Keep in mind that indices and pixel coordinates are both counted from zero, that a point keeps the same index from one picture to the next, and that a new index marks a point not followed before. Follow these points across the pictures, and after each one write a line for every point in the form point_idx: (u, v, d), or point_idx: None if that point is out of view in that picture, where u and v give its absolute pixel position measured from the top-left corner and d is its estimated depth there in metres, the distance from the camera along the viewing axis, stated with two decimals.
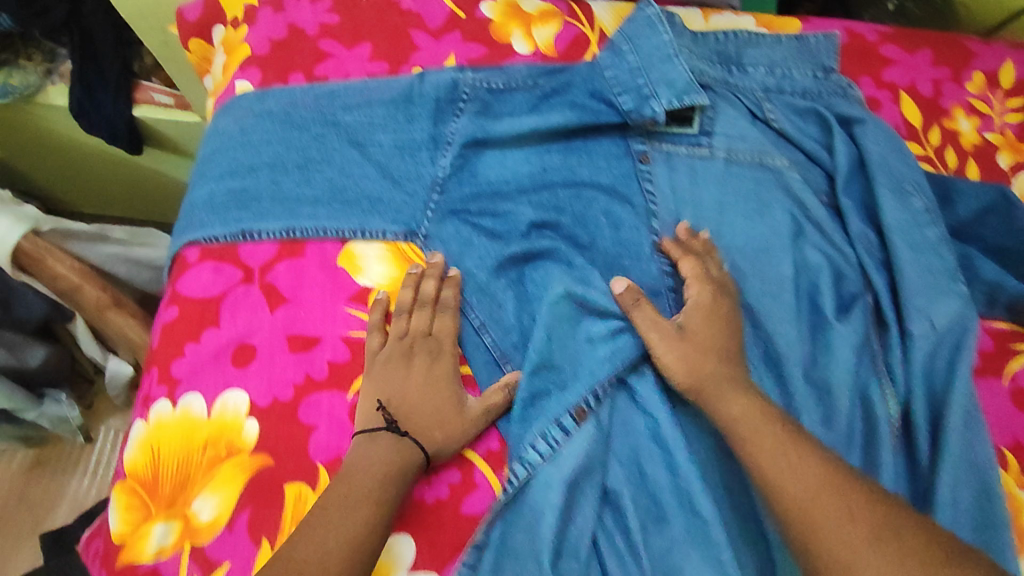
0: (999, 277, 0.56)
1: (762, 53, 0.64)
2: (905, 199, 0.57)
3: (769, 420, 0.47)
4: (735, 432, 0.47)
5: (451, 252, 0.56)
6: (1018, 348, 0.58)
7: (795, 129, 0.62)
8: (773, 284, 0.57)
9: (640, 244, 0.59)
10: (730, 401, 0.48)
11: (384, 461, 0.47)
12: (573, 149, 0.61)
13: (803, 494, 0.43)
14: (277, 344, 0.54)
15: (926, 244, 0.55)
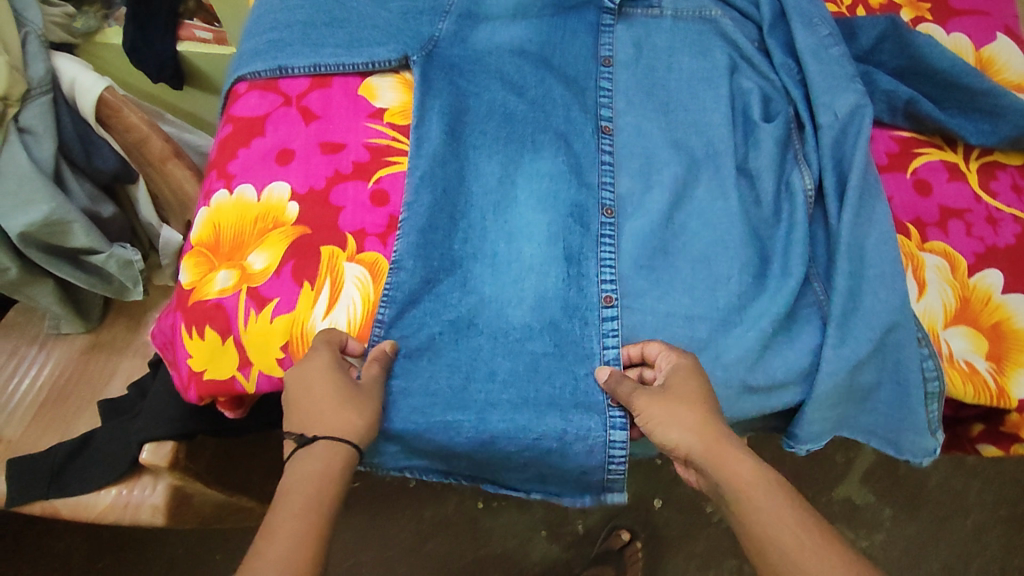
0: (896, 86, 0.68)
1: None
2: (814, 29, 0.71)
3: (702, 425, 0.51)
4: (673, 442, 0.52)
5: (419, 100, 0.69)
6: (919, 150, 0.70)
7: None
8: (711, 106, 0.70)
9: (586, 86, 0.72)
10: (675, 436, 0.52)
11: (326, 473, 0.49)
12: (558, 16, 0.75)
13: (741, 493, 0.49)
14: (311, 148, 0.68)
15: (830, 58, 0.69)
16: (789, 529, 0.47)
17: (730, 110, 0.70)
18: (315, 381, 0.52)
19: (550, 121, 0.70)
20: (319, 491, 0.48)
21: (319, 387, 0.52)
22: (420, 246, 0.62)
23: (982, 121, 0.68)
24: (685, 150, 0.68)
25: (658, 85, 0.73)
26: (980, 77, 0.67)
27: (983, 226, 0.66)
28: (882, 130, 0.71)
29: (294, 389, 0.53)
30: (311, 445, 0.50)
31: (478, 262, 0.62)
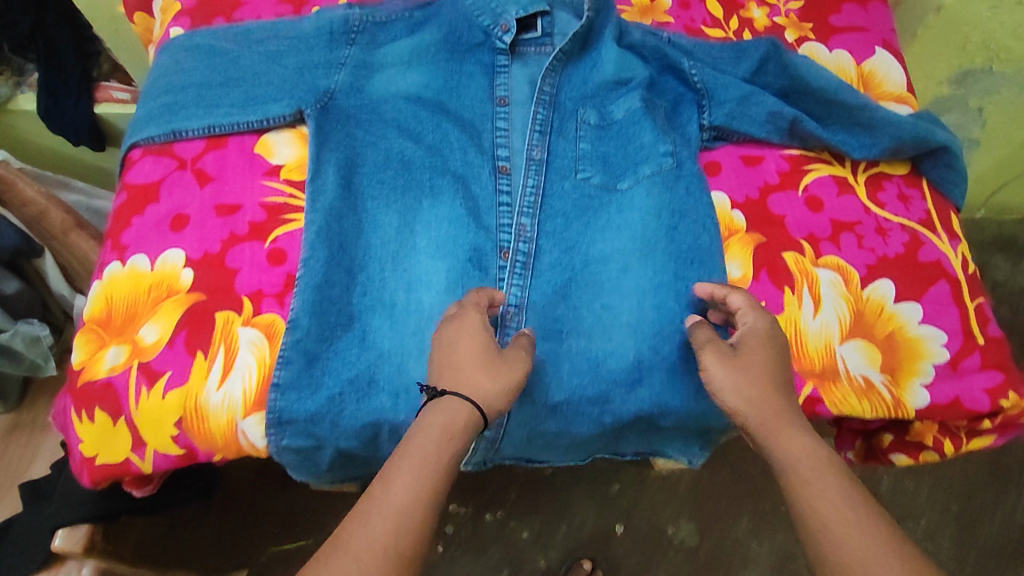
0: (780, 105, 0.70)
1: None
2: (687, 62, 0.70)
3: (764, 398, 0.50)
4: (733, 408, 0.51)
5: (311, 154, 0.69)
6: (808, 166, 0.72)
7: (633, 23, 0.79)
8: (600, 138, 0.72)
9: (483, 128, 0.73)
10: (727, 396, 0.51)
11: (451, 431, 0.48)
12: (454, 59, 0.76)
13: (801, 463, 0.46)
14: (207, 211, 0.68)
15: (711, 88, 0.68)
16: (819, 498, 0.44)
17: (633, 142, 0.69)
18: (471, 345, 0.54)
19: (448, 166, 0.70)
20: (443, 448, 0.47)
21: (466, 351, 0.53)
22: (317, 307, 0.61)
23: (862, 135, 0.70)
24: (578, 183, 0.69)
25: (556, 121, 0.73)
26: (854, 93, 0.70)
27: (872, 237, 0.68)
28: (773, 151, 0.73)
29: (454, 345, 0.54)
30: (448, 398, 0.50)
31: (380, 315, 0.62)
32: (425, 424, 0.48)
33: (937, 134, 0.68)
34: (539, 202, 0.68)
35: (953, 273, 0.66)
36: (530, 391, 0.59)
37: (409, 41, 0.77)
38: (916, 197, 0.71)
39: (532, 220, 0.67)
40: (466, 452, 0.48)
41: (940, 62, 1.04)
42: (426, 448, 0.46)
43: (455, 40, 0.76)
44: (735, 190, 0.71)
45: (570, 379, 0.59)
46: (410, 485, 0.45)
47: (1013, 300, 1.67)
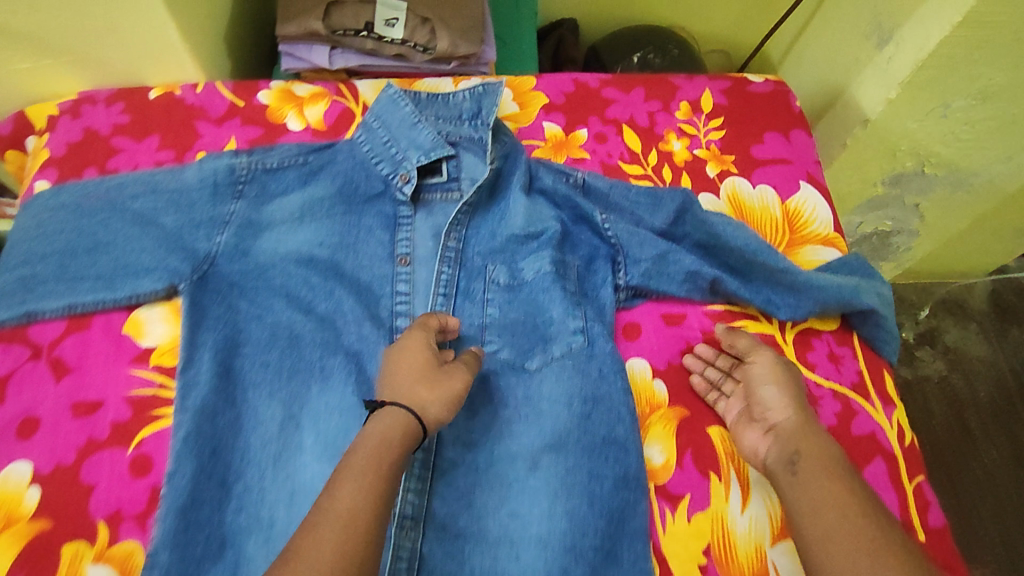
0: (698, 265, 0.66)
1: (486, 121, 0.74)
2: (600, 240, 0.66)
3: (804, 406, 0.58)
4: (774, 404, 0.58)
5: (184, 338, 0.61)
6: (734, 323, 0.68)
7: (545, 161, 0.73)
8: (507, 302, 0.66)
9: (381, 295, 0.67)
10: (771, 393, 0.59)
11: (391, 438, 0.48)
12: (352, 212, 0.70)
13: (825, 459, 0.52)
14: (61, 412, 0.59)
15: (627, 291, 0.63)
16: (827, 494, 0.50)
17: (545, 313, 0.64)
18: (410, 363, 0.54)
19: (342, 343, 0.64)
20: (383, 456, 0.47)
21: (403, 368, 0.54)
22: (180, 539, 0.53)
23: (787, 295, 0.66)
24: (484, 358, 0.63)
25: (462, 285, 0.68)
26: (774, 254, 0.66)
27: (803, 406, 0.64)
28: (697, 305, 0.69)
29: (393, 363, 0.55)
30: (391, 407, 0.50)
31: (259, 536, 0.56)
32: (367, 440, 0.48)
33: (863, 298, 0.65)
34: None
35: (889, 450, 0.62)
36: None
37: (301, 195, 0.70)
38: (848, 357, 0.67)
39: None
40: (402, 465, 0.48)
41: (872, 166, 1.02)
42: (367, 459, 0.46)
43: (351, 192, 0.71)
44: (657, 356, 0.66)
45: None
46: (360, 491, 0.44)
47: (965, 365, 1.64)
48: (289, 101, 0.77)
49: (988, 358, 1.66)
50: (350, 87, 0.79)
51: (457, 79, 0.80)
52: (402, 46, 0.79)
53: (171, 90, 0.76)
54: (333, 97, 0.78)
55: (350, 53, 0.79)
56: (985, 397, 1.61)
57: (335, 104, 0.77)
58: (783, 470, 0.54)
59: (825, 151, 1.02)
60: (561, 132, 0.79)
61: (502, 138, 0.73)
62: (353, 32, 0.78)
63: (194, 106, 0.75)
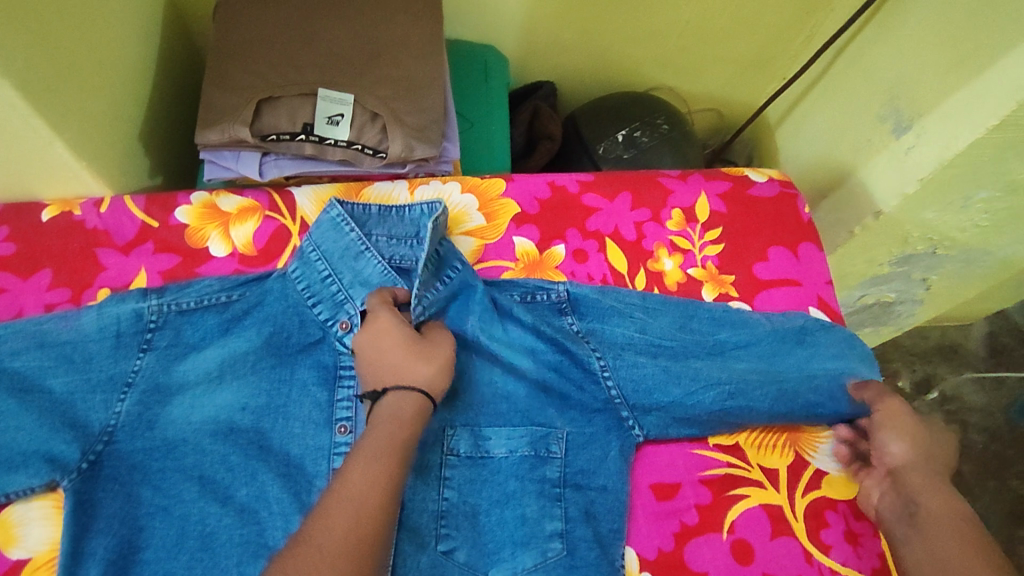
0: (721, 407, 0.59)
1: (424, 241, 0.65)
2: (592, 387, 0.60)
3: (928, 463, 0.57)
4: (897, 459, 0.57)
5: (65, 545, 0.51)
6: (734, 492, 0.59)
7: (509, 289, 0.64)
8: (478, 487, 0.58)
9: (315, 473, 0.57)
10: (896, 444, 0.58)
11: (401, 416, 0.51)
12: (283, 366, 0.60)
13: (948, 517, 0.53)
14: None
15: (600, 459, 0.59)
16: (944, 550, 0.51)
17: (518, 509, 0.57)
18: (391, 344, 0.55)
19: (264, 540, 0.54)
20: (393, 435, 0.49)
21: (387, 350, 0.55)
22: None
23: None
24: (439, 559, 0.55)
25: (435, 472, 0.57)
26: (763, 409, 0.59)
27: None
28: (691, 472, 0.60)
29: (376, 343, 0.55)
30: (394, 387, 0.53)
31: None
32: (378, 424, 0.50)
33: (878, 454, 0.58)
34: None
35: None
36: None
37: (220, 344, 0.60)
38: (866, 535, 0.58)
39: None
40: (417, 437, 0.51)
41: (880, 250, 0.93)
42: (377, 441, 0.49)
43: (282, 342, 0.60)
44: (644, 541, 0.57)
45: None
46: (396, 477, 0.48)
47: (962, 415, 1.57)
48: (212, 220, 0.65)
49: (984, 406, 1.59)
50: (287, 197, 0.67)
51: (413, 184, 0.70)
52: (347, 149, 0.68)
53: (70, 210, 0.63)
54: (266, 212, 0.66)
55: (284, 159, 0.68)
56: (980, 448, 1.54)
57: (267, 222, 0.66)
58: (902, 517, 0.55)
59: (829, 233, 0.92)
60: (535, 249, 0.68)
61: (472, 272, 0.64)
62: (287, 136, 0.66)
63: (96, 230, 0.63)
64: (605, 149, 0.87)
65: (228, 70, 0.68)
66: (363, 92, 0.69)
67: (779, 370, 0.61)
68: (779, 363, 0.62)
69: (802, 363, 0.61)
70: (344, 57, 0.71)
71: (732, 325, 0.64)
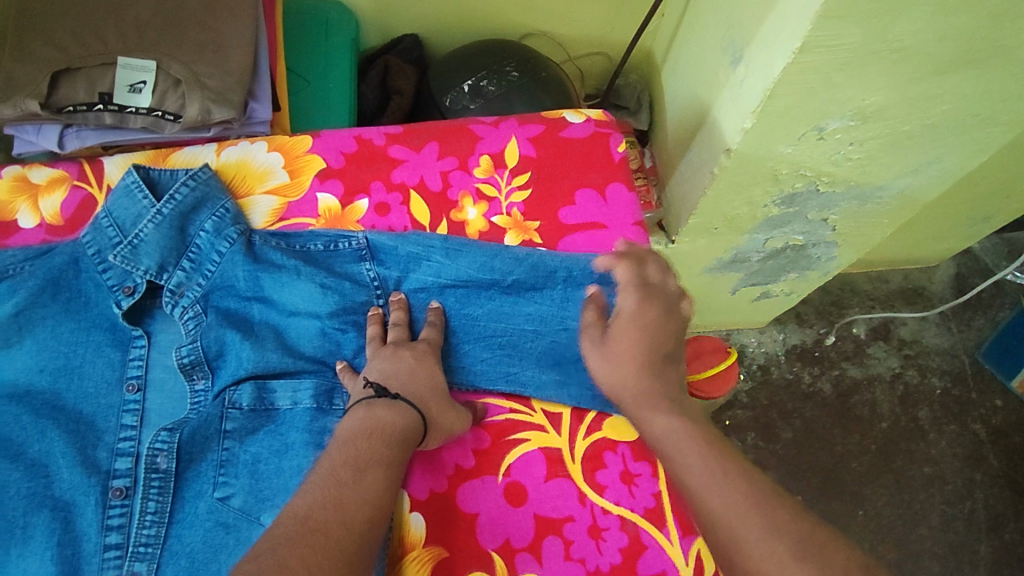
0: (508, 334, 0.61)
1: (152, 246, 0.62)
2: None
3: (635, 374, 0.55)
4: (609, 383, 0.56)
5: None
6: (515, 436, 0.59)
7: (293, 240, 0.65)
8: (268, 442, 0.57)
9: (104, 429, 0.59)
10: (604, 375, 0.56)
11: (382, 425, 0.51)
12: (83, 328, 0.61)
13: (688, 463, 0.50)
14: None
15: None
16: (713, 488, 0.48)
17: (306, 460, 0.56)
18: (409, 365, 0.56)
19: (53, 491, 0.55)
20: (368, 449, 0.49)
21: (428, 373, 0.57)
22: None
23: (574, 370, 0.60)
24: (215, 505, 0.55)
25: (200, 435, 0.57)
26: (542, 336, 0.61)
27: (583, 543, 0.54)
28: (476, 420, 0.59)
29: (396, 364, 0.56)
30: (392, 400, 0.53)
31: None
32: (363, 426, 0.51)
33: None
34: (166, 535, 0.54)
35: None
36: None
37: (15, 308, 0.61)
38: (644, 476, 0.57)
39: (148, 566, 0.53)
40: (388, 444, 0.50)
41: (755, 189, 0.88)
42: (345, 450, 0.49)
43: (80, 308, 0.62)
44: (417, 483, 0.56)
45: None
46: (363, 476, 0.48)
47: (922, 360, 1.50)
48: (22, 192, 0.69)
49: (947, 349, 1.52)
50: (96, 167, 0.70)
51: (221, 147, 0.71)
52: (147, 116, 0.70)
53: None
54: (74, 182, 0.69)
55: (87, 131, 0.71)
56: (940, 393, 1.48)
57: (74, 192, 0.69)
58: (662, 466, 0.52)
59: (700, 173, 0.88)
60: (338, 205, 0.68)
61: (255, 231, 0.65)
62: (84, 107, 0.69)
63: None
64: (452, 100, 0.87)
65: (28, 41, 0.69)
66: (166, 57, 0.70)
67: (563, 314, 0.62)
68: (568, 309, 0.62)
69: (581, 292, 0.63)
70: (148, 23, 0.72)
71: (530, 262, 0.63)
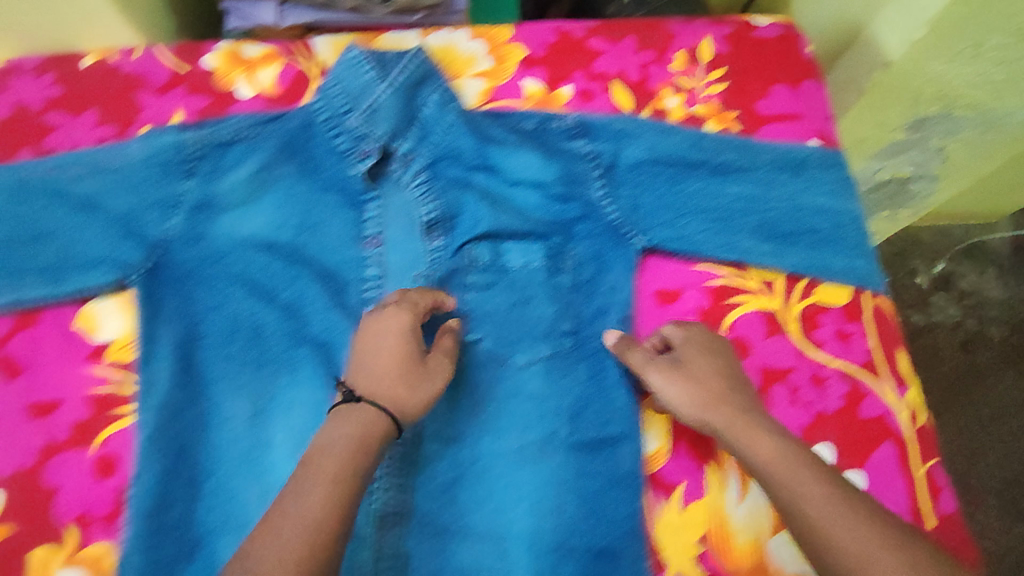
0: (721, 210, 0.66)
1: (387, 113, 0.65)
2: (597, 211, 0.65)
3: (716, 400, 0.55)
4: (694, 413, 0.55)
5: (144, 334, 0.60)
6: (732, 300, 0.64)
7: (510, 119, 0.67)
8: (511, 294, 0.63)
9: (348, 279, 0.64)
10: (683, 408, 0.56)
11: (354, 436, 0.47)
12: (318, 190, 0.65)
13: (805, 491, 0.48)
14: (15, 414, 0.59)
15: (610, 259, 0.64)
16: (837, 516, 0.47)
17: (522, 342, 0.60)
18: (390, 349, 0.53)
19: (308, 333, 0.63)
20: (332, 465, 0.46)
21: (396, 366, 0.52)
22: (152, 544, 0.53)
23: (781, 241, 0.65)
24: (468, 347, 0.61)
25: (445, 287, 0.63)
26: (751, 210, 0.66)
27: (808, 389, 0.61)
28: (697, 282, 0.64)
29: (366, 355, 0.52)
30: (353, 410, 0.49)
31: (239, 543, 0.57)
32: (320, 442, 0.48)
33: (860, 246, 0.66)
34: None
35: (898, 432, 0.60)
36: None
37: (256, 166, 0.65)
38: (858, 334, 0.63)
39: None
40: None
41: (892, 111, 0.92)
42: None
43: (313, 170, 0.65)
44: (649, 335, 0.63)
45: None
46: (308, 495, 0.44)
47: (981, 309, 1.57)
48: (238, 65, 0.71)
49: (1005, 301, 1.59)
50: (305, 46, 0.73)
51: (425, 33, 0.74)
52: None
53: (107, 56, 0.71)
54: (286, 59, 0.72)
55: (300, 9, 0.75)
56: (998, 341, 1.55)
57: (288, 67, 0.71)
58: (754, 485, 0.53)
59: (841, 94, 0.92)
60: (543, 90, 0.71)
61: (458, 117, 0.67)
62: None
63: (133, 74, 0.70)
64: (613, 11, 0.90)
65: None
66: None
67: (767, 194, 0.66)
68: (771, 190, 0.66)
69: (785, 175, 0.67)
70: None
71: (733, 145, 0.68)
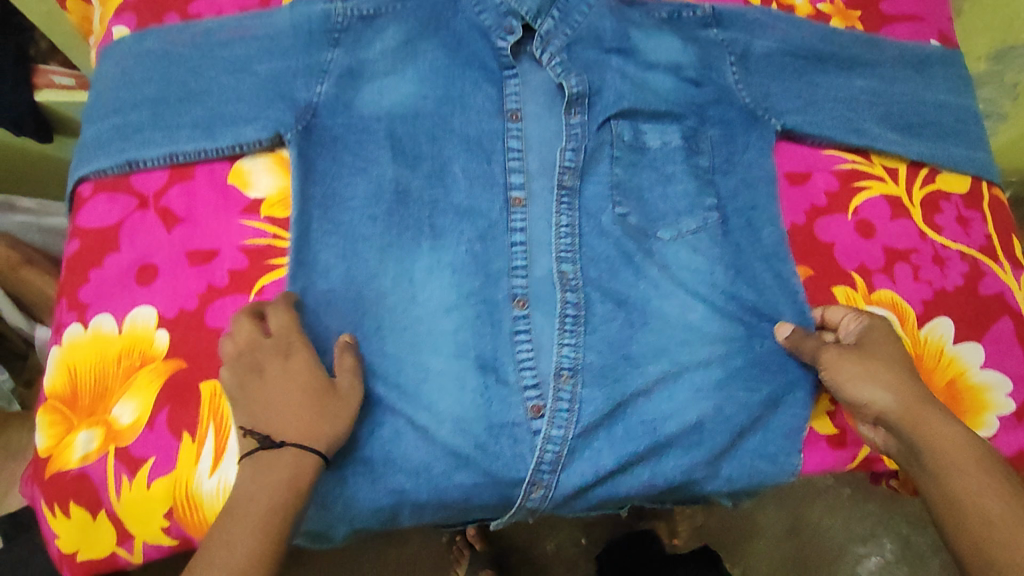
0: (850, 99, 0.68)
1: None
2: (733, 95, 0.67)
3: (902, 385, 0.52)
4: (868, 399, 0.52)
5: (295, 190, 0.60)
6: (859, 184, 0.66)
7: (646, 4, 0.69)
8: (653, 170, 0.65)
9: (492, 150, 0.64)
10: (854, 384, 0.53)
11: (262, 479, 0.46)
12: (459, 62, 0.65)
13: (961, 479, 0.47)
14: (177, 261, 0.59)
15: (745, 142, 0.66)
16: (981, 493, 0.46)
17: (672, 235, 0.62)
18: (298, 382, 0.49)
19: (452, 201, 0.62)
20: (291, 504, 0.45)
21: (306, 392, 0.50)
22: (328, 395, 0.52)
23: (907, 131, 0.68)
24: (617, 220, 0.63)
25: (588, 161, 0.64)
26: (878, 99, 0.68)
27: (929, 267, 0.64)
28: (825, 166, 0.67)
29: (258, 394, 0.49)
30: (263, 456, 0.47)
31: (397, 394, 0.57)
32: (238, 492, 0.45)
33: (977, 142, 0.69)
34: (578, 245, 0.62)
35: (1015, 307, 0.65)
36: (576, 459, 0.58)
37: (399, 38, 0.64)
38: (976, 221, 0.67)
39: (573, 267, 0.61)
40: None
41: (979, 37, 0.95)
42: None
43: (456, 46, 0.65)
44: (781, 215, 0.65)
45: (618, 450, 0.58)
46: (234, 546, 0.43)
47: None
48: None
49: None
50: None
51: None
52: None
53: None
54: None
55: None
56: None
57: None
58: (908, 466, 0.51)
59: None
60: None
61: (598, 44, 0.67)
62: None
63: None
64: None
65: None
66: None
67: (892, 88, 0.69)
68: (896, 84, 0.69)
69: (909, 71, 0.70)
70: None
71: (861, 39, 0.70)
